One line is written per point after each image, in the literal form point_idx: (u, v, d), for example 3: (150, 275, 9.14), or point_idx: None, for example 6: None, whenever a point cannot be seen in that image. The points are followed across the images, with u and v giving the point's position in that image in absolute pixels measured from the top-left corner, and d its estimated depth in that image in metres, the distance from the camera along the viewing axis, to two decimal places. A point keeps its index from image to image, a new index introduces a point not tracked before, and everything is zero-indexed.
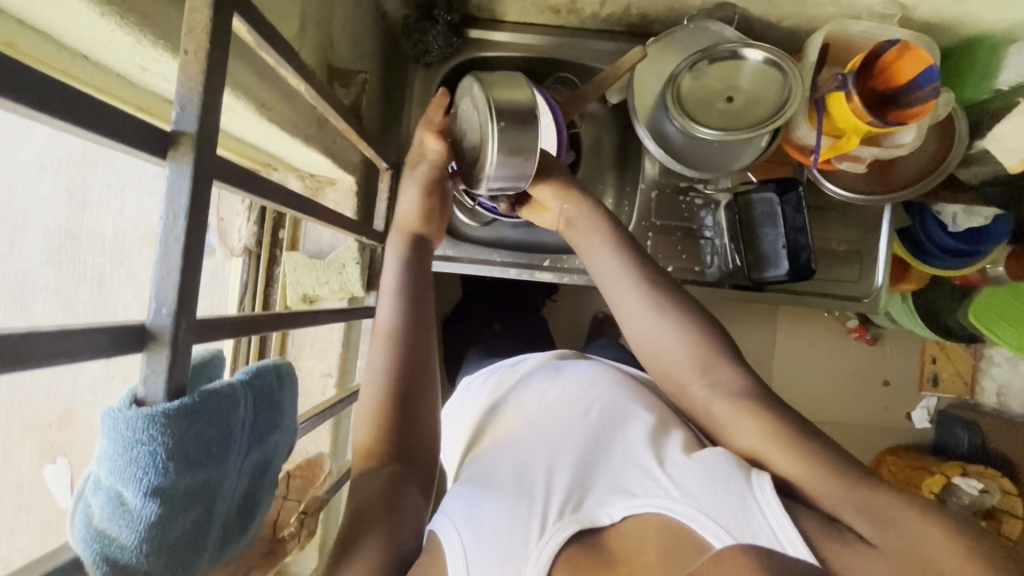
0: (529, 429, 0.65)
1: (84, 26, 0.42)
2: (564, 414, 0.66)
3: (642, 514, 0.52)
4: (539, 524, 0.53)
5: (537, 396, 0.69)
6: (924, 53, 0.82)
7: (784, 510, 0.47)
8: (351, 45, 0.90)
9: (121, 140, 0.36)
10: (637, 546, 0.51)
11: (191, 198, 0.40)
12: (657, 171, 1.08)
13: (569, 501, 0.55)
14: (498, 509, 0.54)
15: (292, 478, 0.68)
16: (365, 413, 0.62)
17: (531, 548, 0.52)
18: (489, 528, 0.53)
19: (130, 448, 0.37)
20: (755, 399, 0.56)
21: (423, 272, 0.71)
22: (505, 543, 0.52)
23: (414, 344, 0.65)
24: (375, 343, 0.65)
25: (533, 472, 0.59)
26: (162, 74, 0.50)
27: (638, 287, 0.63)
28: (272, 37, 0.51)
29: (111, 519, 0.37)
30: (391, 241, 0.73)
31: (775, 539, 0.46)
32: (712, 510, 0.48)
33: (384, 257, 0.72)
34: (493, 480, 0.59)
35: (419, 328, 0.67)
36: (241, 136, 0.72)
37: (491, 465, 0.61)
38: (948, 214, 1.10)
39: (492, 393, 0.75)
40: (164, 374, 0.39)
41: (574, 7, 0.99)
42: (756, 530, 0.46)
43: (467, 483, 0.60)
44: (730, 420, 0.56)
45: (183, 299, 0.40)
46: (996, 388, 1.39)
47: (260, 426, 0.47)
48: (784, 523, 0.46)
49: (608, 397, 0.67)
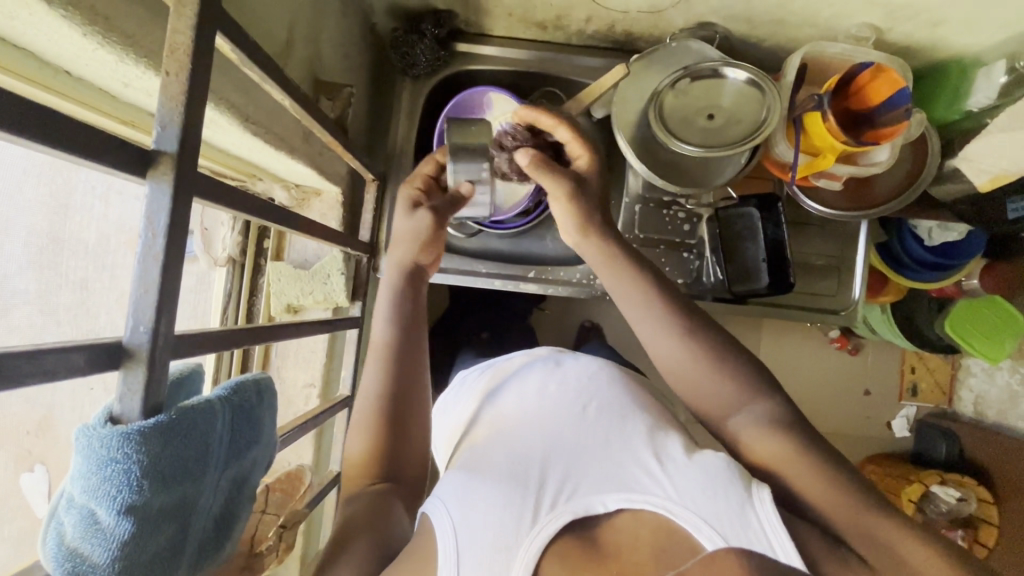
0: (520, 421, 0.66)
1: (67, 43, 0.42)
2: (558, 407, 0.66)
3: (640, 511, 0.53)
4: (530, 518, 0.54)
5: (534, 388, 0.71)
6: (897, 75, 0.85)
7: (782, 523, 0.49)
8: (339, 57, 0.91)
9: (100, 160, 0.36)
10: (630, 543, 0.52)
11: (171, 217, 0.40)
12: (640, 185, 1.09)
13: (561, 493, 0.56)
14: (491, 497, 0.56)
15: (271, 491, 0.66)
16: (362, 421, 0.69)
17: (521, 539, 0.53)
18: (477, 516, 0.54)
19: (103, 467, 0.37)
20: (789, 427, 0.57)
21: (421, 298, 0.75)
22: (492, 537, 0.53)
23: (412, 366, 0.72)
24: (372, 358, 0.72)
25: (531, 463, 0.59)
26: (146, 90, 0.51)
27: (664, 321, 0.64)
28: (256, 55, 0.52)
29: (83, 538, 0.37)
30: (390, 264, 0.76)
31: (768, 546, 0.48)
32: (709, 516, 0.50)
33: (383, 282, 0.75)
34: (487, 466, 0.60)
35: (417, 353, 0.73)
36: (226, 148, 0.72)
37: (484, 454, 0.63)
38: (923, 229, 1.13)
39: (489, 384, 0.78)
40: (140, 392, 0.39)
41: (559, 23, 1.00)
42: (752, 536, 0.49)
43: (461, 469, 0.62)
44: (758, 440, 0.57)
45: (161, 317, 0.40)
46: (973, 398, 1.41)
47: (238, 441, 0.47)
48: (780, 532, 0.49)
49: (604, 395, 0.67)
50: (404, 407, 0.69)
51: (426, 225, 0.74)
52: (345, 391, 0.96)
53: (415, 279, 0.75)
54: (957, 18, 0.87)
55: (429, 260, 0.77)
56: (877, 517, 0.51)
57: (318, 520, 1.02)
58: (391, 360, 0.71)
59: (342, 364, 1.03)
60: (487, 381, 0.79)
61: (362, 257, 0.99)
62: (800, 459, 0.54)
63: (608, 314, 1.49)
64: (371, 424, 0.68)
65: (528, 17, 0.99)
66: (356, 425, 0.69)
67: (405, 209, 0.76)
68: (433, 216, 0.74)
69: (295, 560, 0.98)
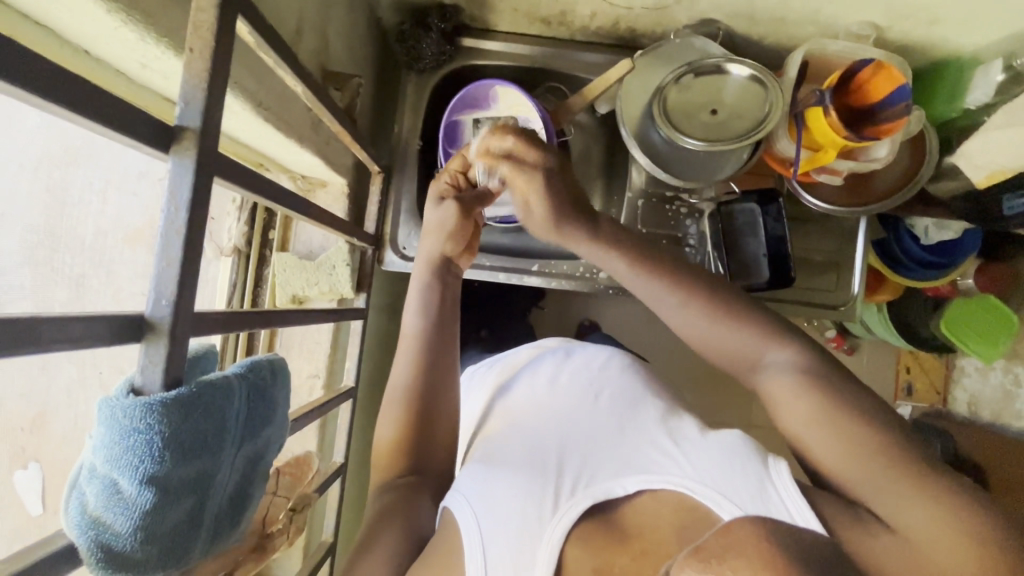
0: (540, 409, 0.68)
1: (91, 22, 0.43)
2: (572, 396, 0.68)
3: (657, 490, 0.54)
4: (551, 502, 0.55)
5: (547, 378, 0.72)
6: (897, 72, 0.86)
7: (800, 492, 0.50)
8: (346, 49, 0.92)
9: (126, 132, 0.37)
10: (650, 522, 0.52)
11: (192, 191, 0.40)
12: (644, 181, 1.10)
13: (581, 477, 0.57)
14: (511, 485, 0.57)
15: (280, 475, 0.63)
16: (392, 407, 0.71)
17: (546, 523, 0.54)
18: (498, 502, 0.56)
19: (126, 437, 0.37)
20: (819, 380, 0.54)
21: (448, 293, 0.76)
22: (512, 522, 0.54)
23: (433, 356, 0.73)
24: (404, 348, 0.74)
25: (547, 452, 0.61)
26: (163, 72, 0.51)
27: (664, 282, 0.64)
28: (273, 39, 0.52)
29: (106, 507, 0.37)
30: (418, 269, 0.77)
31: (786, 511, 0.49)
32: (729, 491, 0.51)
33: (410, 285, 0.76)
34: (505, 458, 0.62)
35: (440, 340, 0.74)
36: (236, 135, 0.73)
37: (504, 443, 0.64)
38: (920, 227, 1.15)
39: (503, 375, 0.80)
40: (161, 365, 0.40)
41: (565, 18, 1.02)
42: (771, 504, 0.50)
43: (481, 461, 0.63)
44: (785, 398, 0.55)
45: (182, 291, 0.40)
46: (967, 398, 1.44)
47: (253, 420, 0.47)
48: (799, 501, 0.49)
49: (616, 383, 0.69)
50: (434, 397, 0.72)
51: (451, 217, 0.75)
52: (350, 382, 0.96)
53: (442, 273, 0.76)
54: (957, 16, 0.89)
55: (456, 252, 0.77)
56: (899, 479, 0.49)
57: (319, 513, 1.02)
58: (423, 351, 0.73)
59: (346, 356, 1.03)
60: (499, 375, 0.81)
61: (367, 248, 1.00)
62: (826, 415, 0.52)
63: (609, 311, 1.50)
64: (403, 412, 0.71)
65: (533, 12, 1.01)
66: (387, 411, 0.72)
67: (434, 203, 0.77)
68: (457, 209, 0.74)
69: (296, 551, 0.98)
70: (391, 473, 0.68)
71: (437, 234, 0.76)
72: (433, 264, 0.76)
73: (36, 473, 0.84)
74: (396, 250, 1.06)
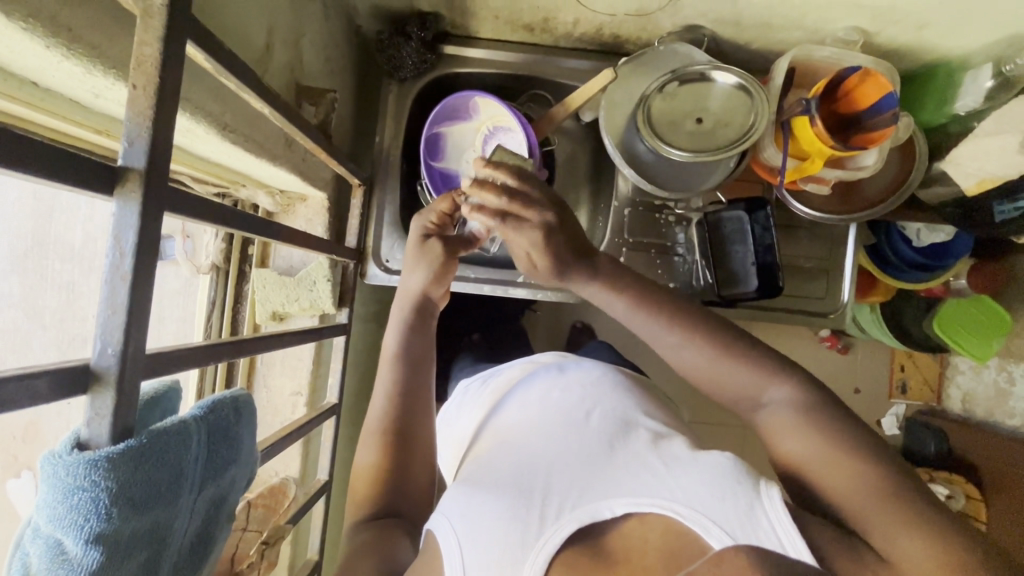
0: (528, 431, 0.67)
1: (30, 55, 0.41)
2: (561, 414, 0.67)
3: (647, 513, 0.53)
4: (537, 527, 0.54)
5: (539, 398, 0.71)
6: (885, 79, 0.84)
7: (792, 521, 0.48)
8: (321, 62, 0.89)
9: (62, 178, 0.35)
10: (638, 547, 0.51)
11: (138, 235, 0.39)
12: (630, 189, 1.07)
13: (566, 500, 0.56)
14: (496, 512, 0.56)
15: (253, 507, 0.72)
16: (373, 433, 0.71)
17: (529, 551, 0.53)
18: (482, 532, 0.54)
19: (70, 494, 0.36)
20: (816, 414, 0.56)
21: (429, 333, 0.75)
22: (492, 549, 0.53)
23: (414, 386, 0.73)
24: (387, 369, 0.73)
25: (533, 475, 0.59)
26: (117, 101, 0.50)
27: (671, 331, 0.63)
28: (232, 64, 0.50)
29: (51, 568, 0.36)
30: (397, 313, 0.75)
31: (778, 541, 0.48)
32: (718, 516, 0.49)
33: (389, 327, 0.75)
34: (489, 482, 0.60)
35: (420, 367, 0.74)
36: (205, 155, 0.71)
37: (489, 464, 0.63)
38: (913, 230, 1.13)
39: (497, 395, 0.79)
40: (107, 417, 0.38)
41: (547, 25, 0.99)
42: (762, 536, 0.48)
43: (465, 484, 0.62)
44: (787, 430, 0.56)
45: (130, 339, 0.39)
46: (962, 395, 1.41)
47: (215, 461, 0.46)
48: (792, 533, 0.48)
49: (607, 402, 0.68)
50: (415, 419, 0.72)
51: (436, 256, 0.72)
52: (332, 398, 0.94)
53: (424, 310, 0.75)
54: (945, 21, 0.87)
55: (438, 291, 0.75)
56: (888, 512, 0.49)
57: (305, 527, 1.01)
58: (405, 374, 0.73)
59: (329, 372, 1.01)
60: (494, 392, 0.80)
61: (349, 262, 0.98)
62: (829, 452, 0.53)
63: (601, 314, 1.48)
64: (384, 440, 0.70)
65: (515, 20, 0.98)
66: (369, 438, 0.71)
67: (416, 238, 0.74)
68: (443, 248, 0.72)
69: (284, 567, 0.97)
70: (372, 504, 0.67)
71: (418, 271, 0.73)
72: (413, 302, 0.74)
73: (29, 482, 0.73)
74: (379, 263, 1.05)
